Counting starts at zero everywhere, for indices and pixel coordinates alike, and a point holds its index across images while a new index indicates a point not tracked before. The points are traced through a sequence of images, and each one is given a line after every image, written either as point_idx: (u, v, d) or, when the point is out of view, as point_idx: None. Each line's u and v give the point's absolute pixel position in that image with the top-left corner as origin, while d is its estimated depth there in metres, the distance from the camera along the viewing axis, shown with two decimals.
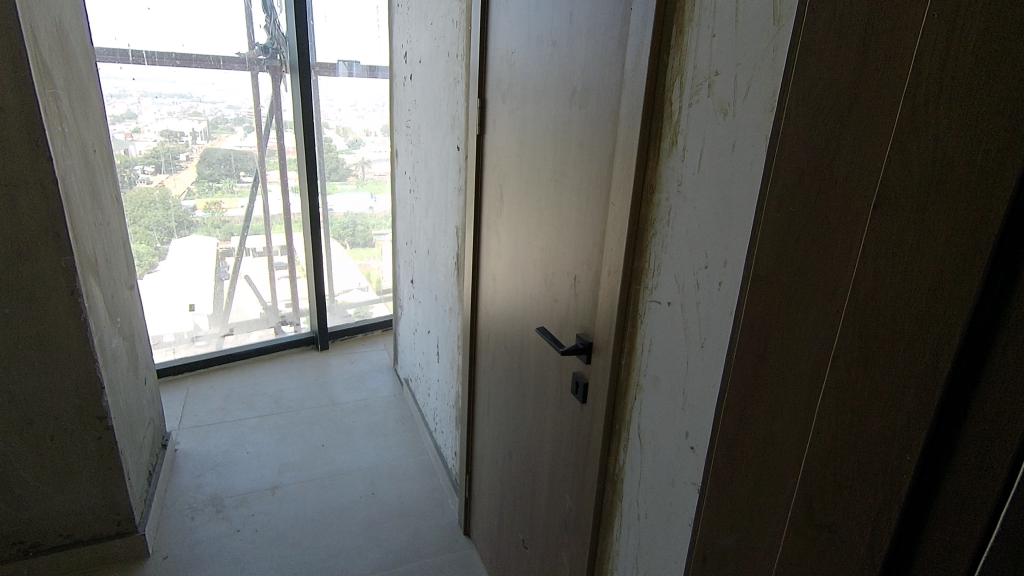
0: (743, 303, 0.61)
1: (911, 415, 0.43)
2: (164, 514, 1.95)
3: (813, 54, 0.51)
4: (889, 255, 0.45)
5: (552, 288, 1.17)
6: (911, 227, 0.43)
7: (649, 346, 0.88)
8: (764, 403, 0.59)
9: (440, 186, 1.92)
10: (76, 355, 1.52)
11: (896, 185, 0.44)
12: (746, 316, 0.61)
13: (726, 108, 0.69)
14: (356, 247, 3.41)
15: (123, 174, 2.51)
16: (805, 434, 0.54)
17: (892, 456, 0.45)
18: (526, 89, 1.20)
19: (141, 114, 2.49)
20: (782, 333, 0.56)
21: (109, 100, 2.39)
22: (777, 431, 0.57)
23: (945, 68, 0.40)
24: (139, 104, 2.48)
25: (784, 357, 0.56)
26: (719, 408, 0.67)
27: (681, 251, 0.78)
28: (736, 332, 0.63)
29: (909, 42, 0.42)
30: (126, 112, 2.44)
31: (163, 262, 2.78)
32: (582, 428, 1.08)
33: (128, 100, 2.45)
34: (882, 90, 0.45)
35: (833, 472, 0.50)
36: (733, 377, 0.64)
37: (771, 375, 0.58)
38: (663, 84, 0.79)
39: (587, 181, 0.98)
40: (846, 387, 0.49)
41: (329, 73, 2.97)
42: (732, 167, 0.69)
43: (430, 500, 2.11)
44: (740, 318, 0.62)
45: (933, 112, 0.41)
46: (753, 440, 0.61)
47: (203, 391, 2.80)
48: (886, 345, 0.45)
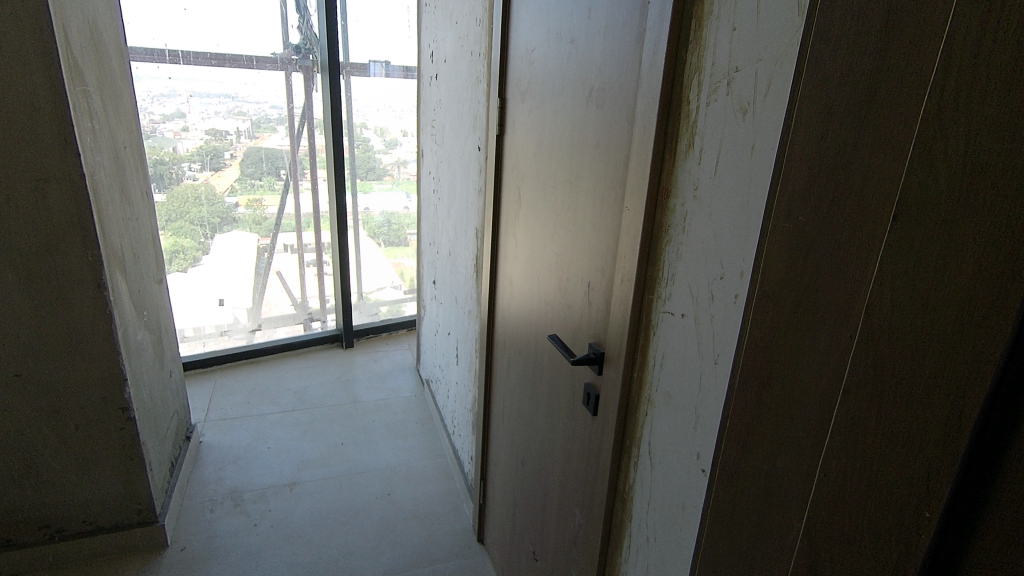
0: (747, 319, 0.57)
1: (930, 467, 0.38)
2: (185, 506, 1.99)
3: (827, 48, 0.46)
4: (905, 272, 0.40)
5: (566, 294, 1.13)
6: (934, 245, 0.38)
7: (661, 359, 0.83)
8: (768, 433, 0.54)
9: (461, 188, 1.90)
10: (102, 346, 1.55)
11: (919, 197, 0.39)
12: (751, 333, 0.56)
13: (746, 107, 0.64)
14: (391, 246, 3.42)
15: (171, 171, 2.62)
16: (812, 473, 0.49)
17: (905, 505, 0.40)
18: (544, 89, 1.16)
19: (189, 114, 2.57)
20: (789, 358, 0.51)
21: (160, 100, 2.49)
22: (781, 467, 0.52)
23: (975, 59, 0.35)
24: (188, 103, 2.56)
25: (790, 384, 0.51)
26: (721, 431, 0.62)
27: (696, 261, 0.74)
28: (739, 350, 0.58)
29: (934, 34, 0.37)
30: (175, 111, 2.53)
31: (207, 257, 2.87)
32: (593, 440, 1.03)
33: (178, 99, 2.53)
34: (898, 86, 0.40)
35: (839, 516, 0.46)
36: (736, 399, 0.59)
37: (776, 405, 0.53)
38: (681, 82, 0.74)
39: (603, 185, 0.94)
40: (859, 421, 0.44)
41: (361, 73, 2.98)
42: (751, 170, 0.64)
43: (445, 504, 2.08)
44: (744, 334, 0.57)
45: (960, 118, 0.36)
46: (756, 474, 0.56)
47: (229, 385, 2.85)
48: (899, 375, 0.40)
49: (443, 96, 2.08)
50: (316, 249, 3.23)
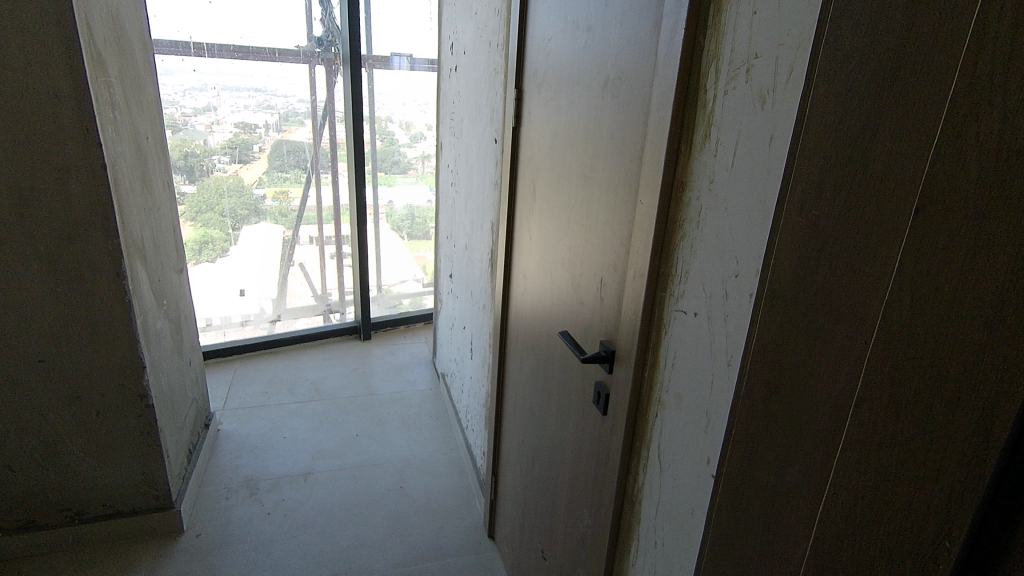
0: (756, 321, 0.54)
1: (952, 489, 0.35)
2: (202, 492, 2.02)
3: (847, 30, 0.43)
4: (926, 275, 0.36)
5: (579, 290, 1.10)
6: (959, 246, 0.34)
7: (673, 360, 0.80)
8: (775, 442, 0.51)
9: (478, 181, 1.88)
10: (121, 334, 1.57)
11: (944, 193, 0.35)
12: (759, 335, 0.53)
13: (765, 96, 0.60)
14: (415, 239, 3.41)
15: (202, 163, 2.67)
16: (821, 488, 0.46)
17: (917, 530, 0.37)
18: (561, 80, 1.13)
19: (219, 107, 2.63)
20: (797, 365, 0.48)
21: (193, 93, 2.54)
22: (788, 479, 0.49)
23: (1015, 40, 0.31)
24: (218, 97, 2.62)
25: (800, 392, 0.48)
26: (727, 438, 0.59)
27: (710, 259, 0.70)
28: (747, 352, 0.55)
29: (967, 12, 0.34)
30: (206, 105, 2.59)
31: (234, 247, 2.92)
32: (603, 440, 1.01)
33: (209, 93, 2.59)
34: (923, 69, 0.37)
35: (849, 535, 0.43)
36: (742, 406, 0.56)
37: (784, 413, 0.50)
38: (698, 70, 0.71)
39: (617, 178, 0.91)
40: (872, 434, 0.41)
41: (384, 66, 2.98)
42: (769, 162, 0.60)
43: (457, 498, 2.07)
44: (753, 337, 0.54)
45: (992, 106, 0.32)
46: (762, 486, 0.53)
47: (249, 374, 2.89)
48: (918, 389, 0.37)
49: (462, 88, 2.06)
50: (336, 242, 3.24)
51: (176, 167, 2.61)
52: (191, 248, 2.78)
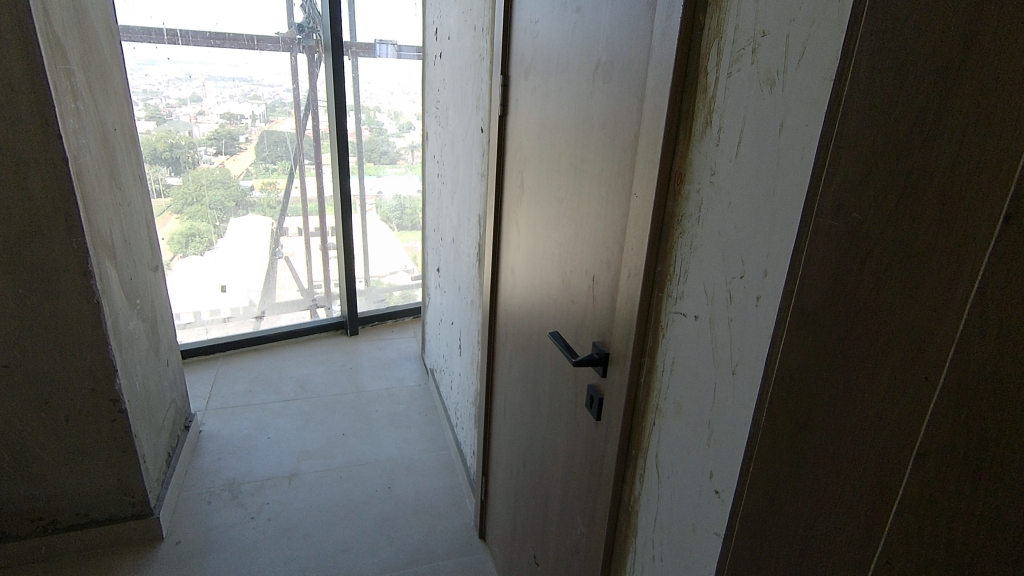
0: (781, 335, 0.49)
1: None
2: (182, 497, 1.95)
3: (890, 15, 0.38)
4: (1002, 299, 0.32)
5: (570, 287, 1.04)
6: None
7: (671, 365, 0.74)
8: (807, 477, 0.47)
9: (465, 172, 1.81)
10: (89, 336, 1.50)
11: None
12: (784, 351, 0.49)
13: (775, 77, 0.54)
14: (404, 229, 3.33)
15: (187, 154, 2.58)
16: (867, 532, 0.41)
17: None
18: (550, 64, 1.06)
19: (205, 98, 2.54)
20: (834, 392, 0.44)
21: (176, 83, 2.46)
22: (826, 519, 0.45)
23: None
24: (204, 87, 2.53)
25: (838, 423, 0.43)
26: (746, 460, 0.55)
27: (712, 257, 0.64)
28: (770, 369, 0.51)
29: None
30: (191, 95, 2.51)
31: (221, 240, 2.83)
32: (597, 446, 0.96)
33: (194, 83, 2.51)
34: (995, 58, 0.32)
35: None
36: (765, 427, 0.52)
37: (817, 444, 0.46)
38: (698, 51, 0.65)
39: (609, 169, 0.85)
40: (930, 480, 0.36)
41: (368, 53, 2.88)
42: (778, 151, 0.54)
43: (447, 498, 2.02)
44: (777, 352, 0.50)
45: None
46: (793, 525, 0.49)
47: (232, 373, 2.82)
48: (996, 429, 0.33)
49: (447, 76, 1.99)
50: (322, 234, 3.14)
51: (159, 159, 2.52)
52: (177, 241, 2.69)
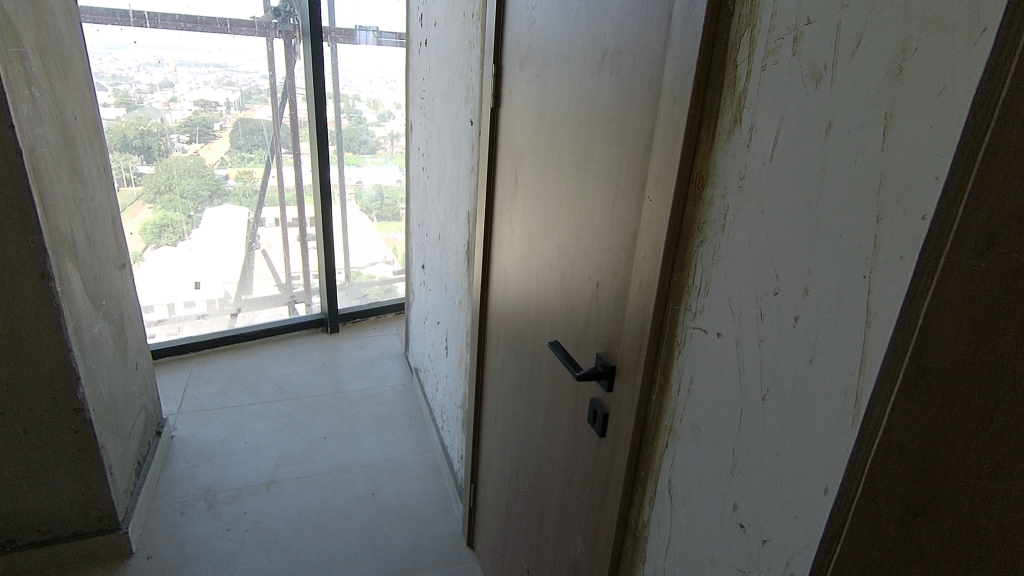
0: (874, 439, 0.42)
1: None
2: (154, 508, 1.86)
3: None
4: None
5: (570, 294, 0.98)
6: None
7: (688, 384, 0.68)
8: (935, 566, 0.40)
9: (452, 167, 1.73)
10: (49, 343, 1.39)
11: None
12: (877, 459, 0.42)
13: (821, 71, 0.48)
14: (384, 220, 3.22)
15: (159, 143, 2.45)
16: None
17: None
18: (548, 54, 0.99)
19: (177, 84, 2.41)
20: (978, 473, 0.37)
21: (146, 68, 2.33)
22: None
23: None
24: (176, 72, 2.40)
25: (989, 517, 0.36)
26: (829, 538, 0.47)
27: (740, 271, 0.58)
28: (855, 472, 0.44)
29: None
30: (163, 80, 2.38)
31: (196, 231, 2.71)
32: (600, 465, 0.90)
33: (165, 69, 2.37)
34: None
35: None
36: (858, 516, 0.44)
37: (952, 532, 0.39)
38: (725, 41, 0.58)
39: (617, 169, 0.79)
40: None
41: (348, 40, 2.76)
42: (824, 155, 0.48)
43: (434, 505, 1.96)
44: (866, 456, 0.43)
45: None
46: None
47: (207, 373, 2.70)
48: None
49: (433, 64, 1.90)
50: (301, 224, 3.02)
51: (130, 147, 2.39)
52: (149, 230, 2.57)
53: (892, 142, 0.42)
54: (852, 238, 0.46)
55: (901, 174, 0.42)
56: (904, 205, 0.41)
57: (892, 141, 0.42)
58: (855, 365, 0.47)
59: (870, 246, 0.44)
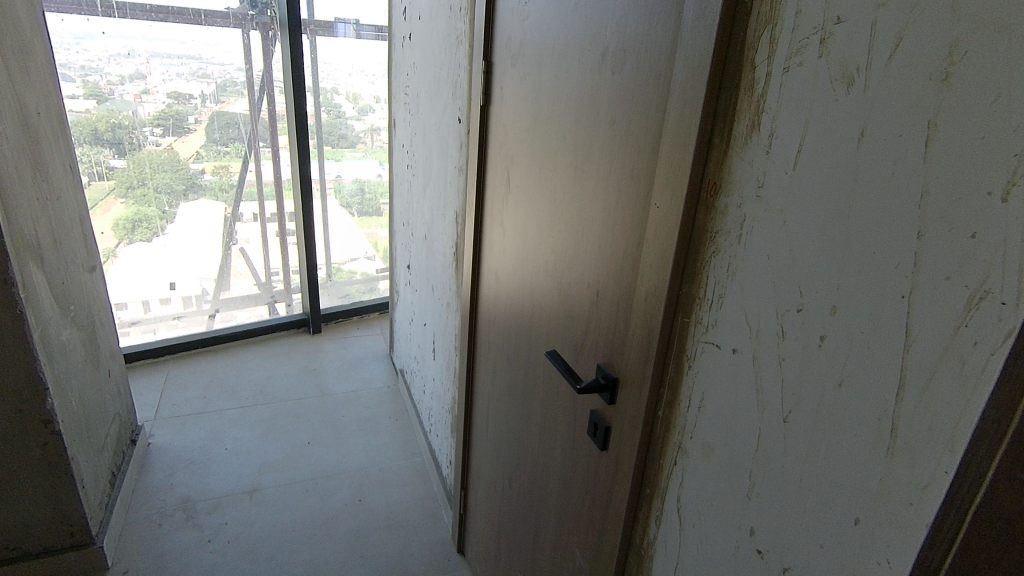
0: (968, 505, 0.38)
1: None
2: (129, 520, 1.78)
3: None
4: None
5: (567, 301, 0.95)
6: None
7: (700, 401, 0.65)
8: None
9: (439, 166, 1.68)
10: (13, 352, 1.32)
11: None
12: (972, 527, 0.39)
13: (853, 74, 0.44)
14: (365, 215, 3.13)
15: (131, 136, 2.35)
16: None
17: None
18: (543, 50, 0.95)
19: (149, 75, 2.32)
20: None
21: (116, 59, 2.23)
22: None
23: None
24: (148, 64, 2.31)
25: None
26: None
27: (759, 285, 0.55)
28: (941, 539, 0.41)
29: None
30: (134, 71, 2.28)
31: (171, 226, 2.62)
32: (601, 480, 0.87)
33: (136, 60, 2.28)
34: None
35: None
36: None
37: None
38: (742, 39, 0.54)
39: (619, 173, 0.75)
40: None
41: (328, 32, 2.68)
42: (855, 165, 0.45)
43: (422, 511, 1.91)
44: (955, 522, 0.39)
45: None
46: None
47: (184, 377, 2.62)
48: None
49: (417, 59, 1.84)
50: (281, 219, 2.93)
51: (100, 140, 2.28)
52: (122, 226, 2.46)
53: (936, 153, 0.39)
54: (887, 254, 0.43)
55: (946, 188, 0.38)
56: (951, 221, 0.38)
57: (936, 151, 0.39)
58: (890, 390, 0.44)
59: (910, 263, 0.41)
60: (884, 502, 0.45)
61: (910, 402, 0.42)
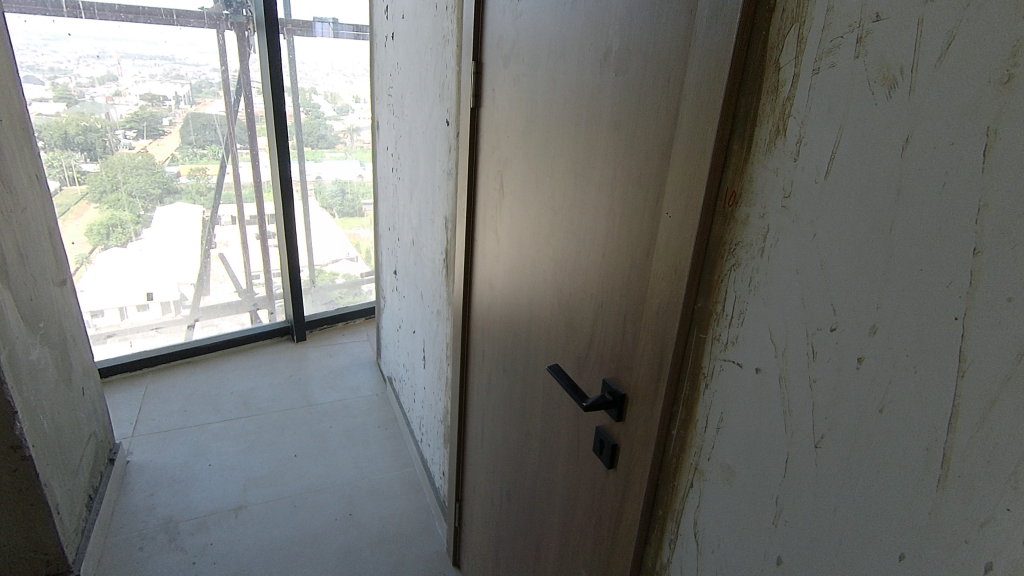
0: None
1: None
2: (109, 544, 1.70)
3: None
4: None
5: (567, 312, 0.91)
6: None
7: (718, 422, 0.62)
8: None
9: (426, 169, 1.63)
10: None
11: None
12: None
13: (896, 76, 0.41)
14: (344, 216, 3.07)
15: (104, 139, 2.26)
16: None
17: None
18: (538, 50, 0.91)
19: (121, 77, 2.23)
20: None
21: (87, 60, 2.14)
22: None
23: None
24: (120, 65, 2.22)
25: None
26: None
27: (785, 301, 0.52)
28: None
29: None
30: (106, 73, 2.19)
31: (147, 231, 2.52)
32: (608, 500, 0.83)
33: (108, 61, 2.19)
34: None
35: None
36: None
37: None
38: (766, 39, 0.51)
39: (624, 181, 0.72)
40: None
41: (306, 32, 2.61)
42: (899, 174, 0.41)
43: (415, 524, 1.86)
44: None
45: None
46: None
47: (163, 391, 2.53)
48: None
49: (401, 59, 1.79)
50: (260, 222, 2.84)
51: (71, 144, 2.19)
52: (96, 232, 2.37)
53: (995, 162, 0.36)
54: (938, 272, 0.39)
55: (1008, 200, 0.35)
56: (1015, 238, 0.35)
57: (995, 160, 0.36)
58: (942, 418, 0.40)
59: (965, 282, 0.38)
60: (933, 539, 0.42)
61: (965, 432, 0.39)
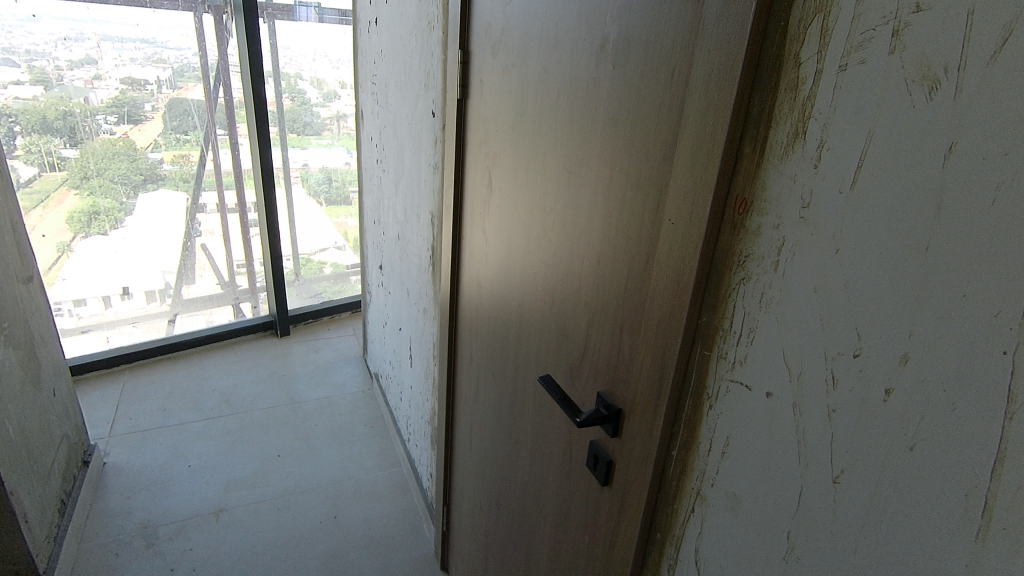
0: None
1: None
2: (83, 551, 1.64)
3: None
4: None
5: (559, 319, 0.86)
6: None
7: (724, 446, 0.57)
8: None
9: (411, 162, 1.57)
10: None
11: None
12: None
13: (939, 76, 0.36)
14: (332, 204, 2.98)
15: (85, 124, 2.17)
16: None
17: None
18: (529, 39, 0.85)
19: (101, 60, 2.13)
20: None
21: (65, 43, 2.04)
22: None
23: None
24: (99, 48, 2.12)
25: None
26: None
27: (802, 321, 0.47)
28: None
29: None
30: (85, 57, 2.09)
31: (129, 218, 2.43)
32: (602, 518, 0.78)
33: (87, 44, 2.09)
34: None
35: None
36: None
37: None
38: (785, 30, 0.45)
39: (621, 184, 0.66)
40: None
41: (288, 16, 2.51)
42: (940, 188, 0.37)
43: (402, 526, 1.82)
44: None
45: None
46: None
47: (142, 389, 2.45)
48: None
49: (385, 46, 1.71)
50: (242, 210, 2.75)
51: (50, 129, 2.10)
52: (77, 219, 2.28)
53: None
54: (984, 299, 0.35)
55: None
56: None
57: None
58: (986, 465, 0.36)
59: (1017, 314, 0.33)
60: None
61: (1011, 481, 0.35)
